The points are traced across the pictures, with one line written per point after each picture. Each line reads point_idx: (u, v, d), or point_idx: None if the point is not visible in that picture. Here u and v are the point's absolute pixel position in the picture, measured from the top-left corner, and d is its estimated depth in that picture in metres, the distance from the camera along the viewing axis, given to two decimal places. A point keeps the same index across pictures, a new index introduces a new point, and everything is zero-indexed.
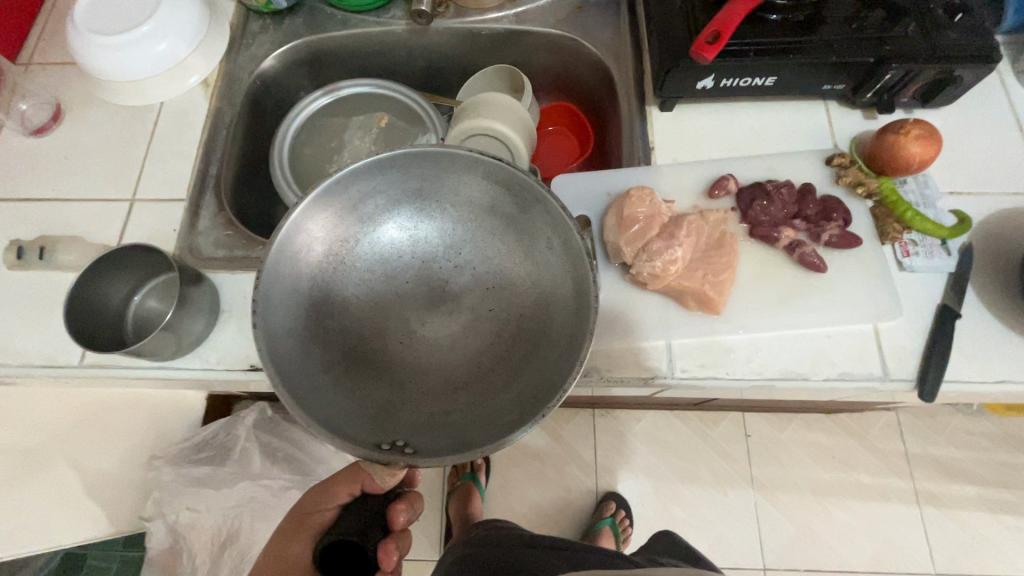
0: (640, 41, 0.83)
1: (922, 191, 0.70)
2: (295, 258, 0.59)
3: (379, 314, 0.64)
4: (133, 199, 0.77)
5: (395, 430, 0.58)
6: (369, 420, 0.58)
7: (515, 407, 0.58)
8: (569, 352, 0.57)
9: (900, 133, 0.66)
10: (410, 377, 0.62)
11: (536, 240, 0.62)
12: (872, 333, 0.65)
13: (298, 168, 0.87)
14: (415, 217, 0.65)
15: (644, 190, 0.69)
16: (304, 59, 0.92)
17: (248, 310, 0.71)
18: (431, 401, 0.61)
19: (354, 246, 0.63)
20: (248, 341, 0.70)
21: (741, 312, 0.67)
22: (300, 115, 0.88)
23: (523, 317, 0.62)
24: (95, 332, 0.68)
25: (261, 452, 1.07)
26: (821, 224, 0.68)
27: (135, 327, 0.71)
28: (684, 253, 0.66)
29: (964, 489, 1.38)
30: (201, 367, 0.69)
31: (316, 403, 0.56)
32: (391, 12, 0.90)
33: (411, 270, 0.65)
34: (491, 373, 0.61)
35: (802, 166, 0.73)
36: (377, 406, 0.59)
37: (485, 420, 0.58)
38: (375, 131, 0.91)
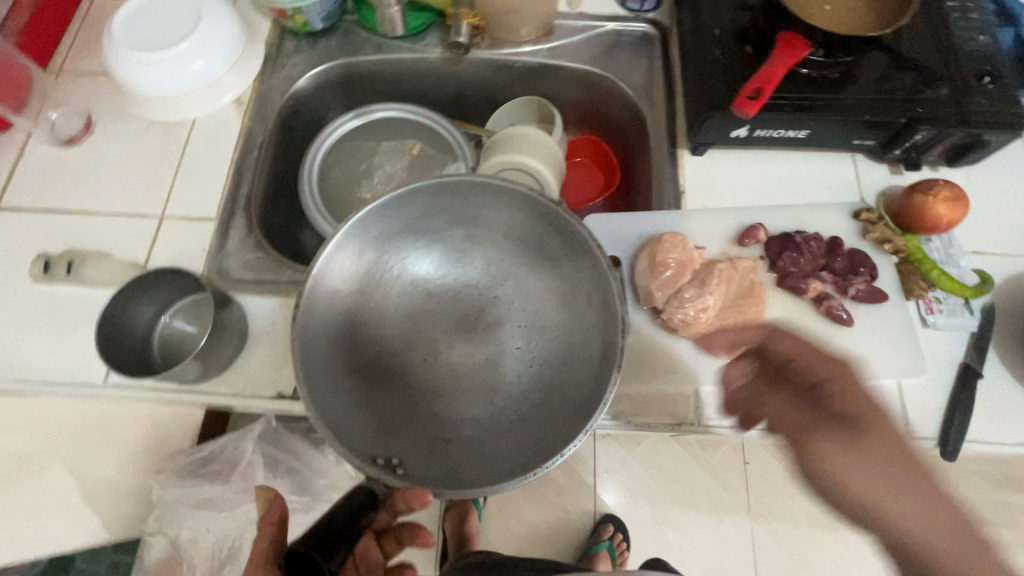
0: (673, 83, 0.85)
1: (946, 250, 0.71)
2: (344, 259, 0.59)
3: (410, 334, 0.64)
4: (162, 215, 0.77)
5: (396, 446, 0.57)
6: (373, 432, 0.57)
7: (518, 459, 0.57)
8: (581, 414, 0.56)
9: (929, 195, 0.68)
10: (426, 403, 0.61)
11: (576, 291, 0.61)
12: (895, 389, 0.66)
13: (328, 192, 0.88)
14: (462, 241, 0.64)
15: (677, 236, 0.71)
16: (336, 80, 0.93)
17: (274, 335, 0.71)
18: (438, 426, 0.60)
19: (398, 258, 0.63)
20: (272, 367, 0.70)
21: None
22: (331, 138, 0.88)
23: (547, 365, 0.61)
24: (124, 352, 0.68)
25: (264, 465, 1.04)
26: (848, 278, 0.69)
27: (163, 347, 0.71)
28: (715, 301, 0.67)
29: None
30: (225, 392, 0.68)
31: (328, 404, 0.55)
32: (426, 40, 0.91)
33: (444, 297, 0.65)
34: (502, 416, 0.60)
35: (830, 217, 0.74)
36: (388, 420, 0.59)
37: (483, 460, 0.57)
38: (406, 157, 0.92)
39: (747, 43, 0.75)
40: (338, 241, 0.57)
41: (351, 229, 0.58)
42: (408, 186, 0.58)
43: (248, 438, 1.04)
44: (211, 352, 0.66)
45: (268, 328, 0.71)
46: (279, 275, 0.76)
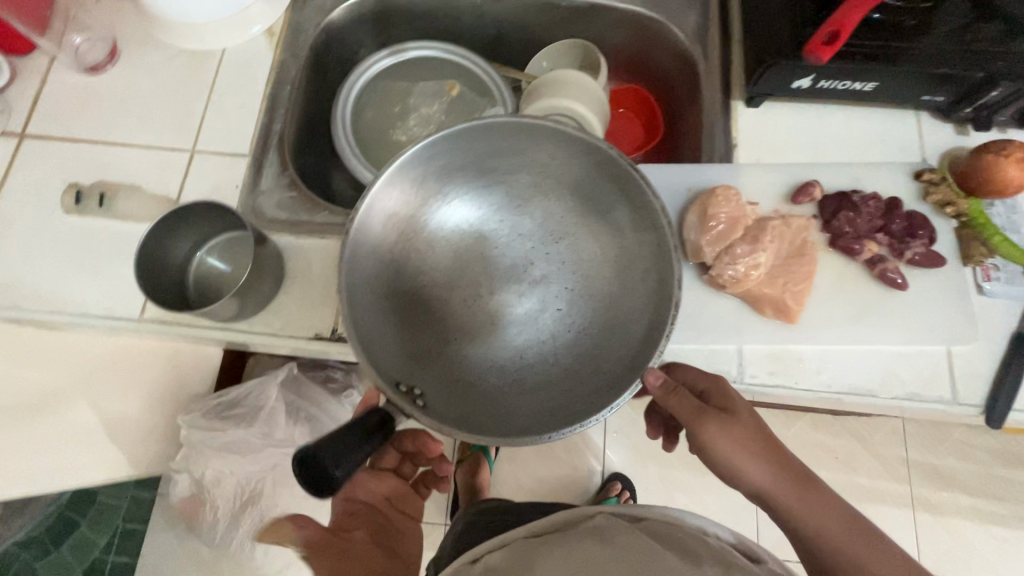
0: (729, 30, 0.80)
1: (1010, 216, 0.68)
2: (408, 182, 0.58)
3: (454, 277, 0.62)
4: (192, 149, 0.75)
5: (420, 378, 0.58)
6: (402, 358, 0.58)
7: (540, 419, 0.57)
8: (616, 386, 0.56)
9: (1002, 155, 0.64)
10: (461, 348, 0.61)
11: (632, 264, 0.59)
12: (944, 356, 0.64)
13: (362, 133, 0.85)
14: (526, 187, 0.62)
15: (729, 190, 0.68)
16: (371, 14, 0.88)
17: (310, 277, 0.70)
18: (464, 368, 0.60)
19: (458, 190, 0.61)
20: (309, 309, 0.69)
21: (815, 323, 0.66)
22: (365, 75, 0.84)
23: (587, 332, 0.60)
24: (159, 286, 0.66)
25: (286, 412, 1.02)
26: (906, 241, 0.66)
27: (196, 284, 0.70)
28: (767, 259, 0.65)
29: (958, 498, 1.38)
30: (261, 331, 0.68)
31: (365, 321, 0.56)
32: None
33: (489, 246, 0.63)
34: (531, 372, 0.60)
35: (889, 178, 0.71)
36: (422, 352, 0.59)
37: (502, 412, 0.58)
38: (444, 99, 0.88)
39: None
40: (404, 160, 0.57)
41: (420, 151, 0.57)
42: (485, 121, 0.57)
43: (273, 384, 1.02)
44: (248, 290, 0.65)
45: (304, 270, 0.70)
46: (314, 216, 0.74)
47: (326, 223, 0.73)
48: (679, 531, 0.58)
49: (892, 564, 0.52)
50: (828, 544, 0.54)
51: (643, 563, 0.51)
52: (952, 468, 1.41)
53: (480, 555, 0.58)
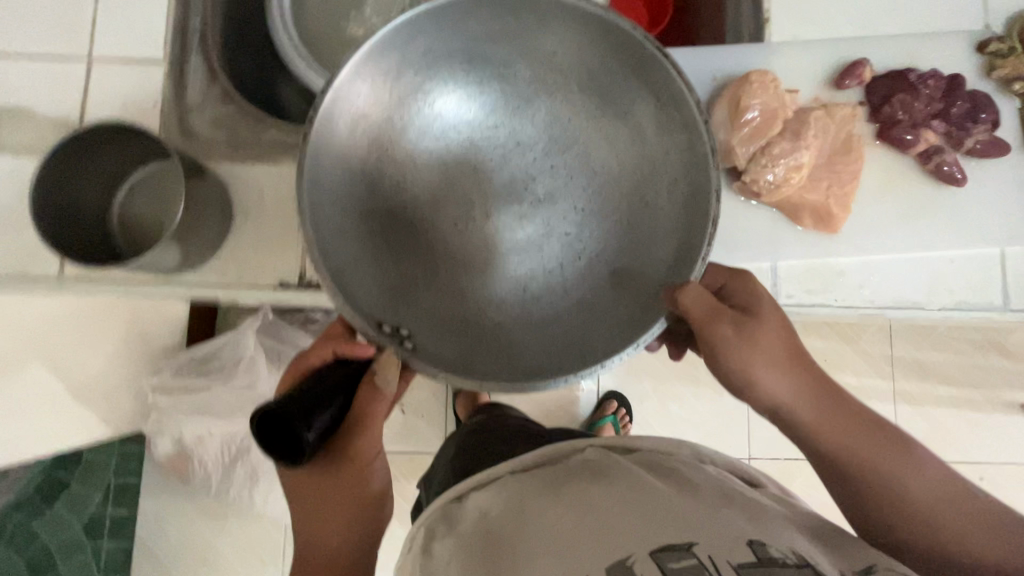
0: None
1: None
2: (383, 62, 0.44)
3: (439, 197, 0.48)
4: (90, 57, 0.58)
5: (403, 317, 0.45)
6: (379, 293, 0.45)
7: (551, 363, 0.44)
8: (640, 322, 0.45)
9: None
10: (451, 284, 0.47)
11: (658, 173, 0.46)
12: (996, 258, 0.57)
13: (304, 30, 0.67)
14: (533, 76, 0.48)
15: (766, 75, 0.56)
16: None
17: (266, 212, 0.57)
18: (458, 307, 0.47)
19: (447, 77, 0.47)
20: (269, 251, 0.57)
21: (860, 231, 0.57)
22: None
23: (604, 261, 0.47)
24: (75, 234, 0.54)
25: (266, 361, 0.92)
26: (967, 127, 0.57)
27: (121, 229, 0.58)
28: (810, 158, 0.55)
29: (936, 389, 1.15)
30: (214, 282, 0.56)
31: (333, 243, 0.43)
32: None
33: (482, 160, 0.49)
34: (538, 308, 0.47)
35: (948, 51, 0.59)
36: (407, 287, 0.46)
37: (505, 356, 0.45)
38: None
39: None
40: (377, 41, 0.42)
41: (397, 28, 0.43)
42: None
43: (247, 333, 0.92)
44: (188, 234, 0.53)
45: (256, 206, 0.57)
46: (262, 137, 0.59)
47: (277, 145, 0.59)
48: (682, 464, 0.41)
49: (930, 484, 0.41)
50: (852, 463, 0.42)
51: (648, 508, 0.35)
52: (932, 360, 1.15)
53: (467, 492, 0.43)
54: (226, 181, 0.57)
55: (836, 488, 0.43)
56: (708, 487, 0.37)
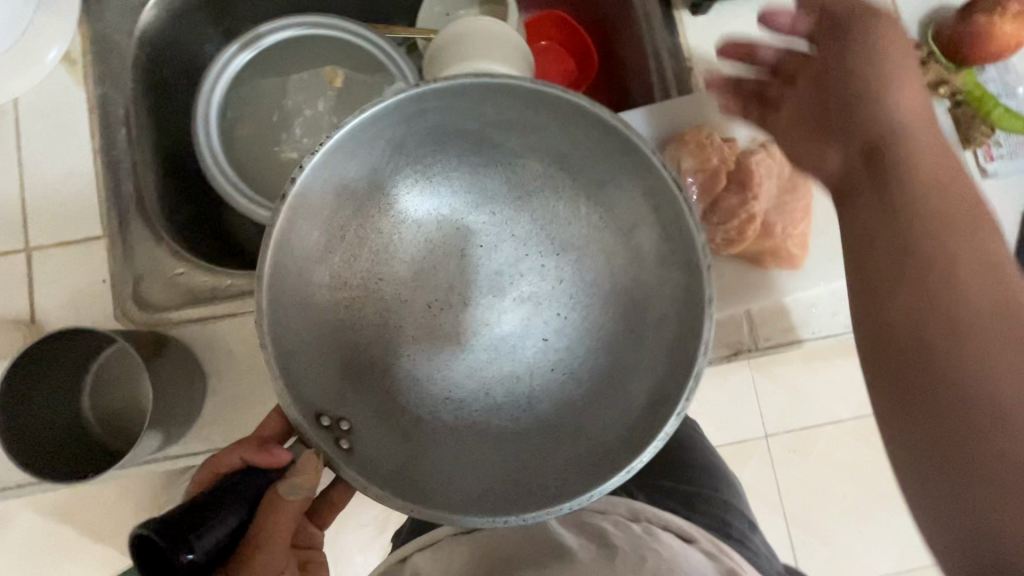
0: None
1: (1002, 80, 0.61)
2: (388, 140, 0.40)
3: (409, 296, 0.44)
4: (28, 247, 0.57)
5: (358, 408, 0.40)
6: (332, 388, 0.40)
7: (501, 490, 0.39)
8: (602, 466, 0.38)
9: (995, 14, 0.55)
10: (412, 396, 0.42)
11: (644, 307, 0.40)
12: None
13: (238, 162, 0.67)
14: (535, 173, 0.42)
15: (702, 132, 0.58)
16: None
17: (239, 365, 0.57)
18: (423, 421, 0.41)
19: (448, 163, 0.43)
20: (248, 403, 0.57)
21: (821, 263, 0.58)
22: (226, 77, 0.66)
23: (575, 382, 0.42)
24: (66, 441, 0.55)
25: None
26: None
27: (111, 416, 0.58)
28: (762, 206, 0.56)
29: None
30: (205, 447, 0.56)
31: (292, 309, 0.39)
32: None
33: (464, 255, 0.44)
34: (498, 421, 0.41)
35: None
36: (369, 381, 0.41)
37: (457, 465, 0.40)
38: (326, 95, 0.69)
39: None
40: (385, 113, 0.38)
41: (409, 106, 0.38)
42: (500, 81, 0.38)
43: None
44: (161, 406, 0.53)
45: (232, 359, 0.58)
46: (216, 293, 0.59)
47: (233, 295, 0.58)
48: (611, 523, 0.50)
49: None
50: None
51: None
52: None
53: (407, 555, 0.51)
54: (193, 343, 0.57)
55: None
56: (626, 550, 0.46)
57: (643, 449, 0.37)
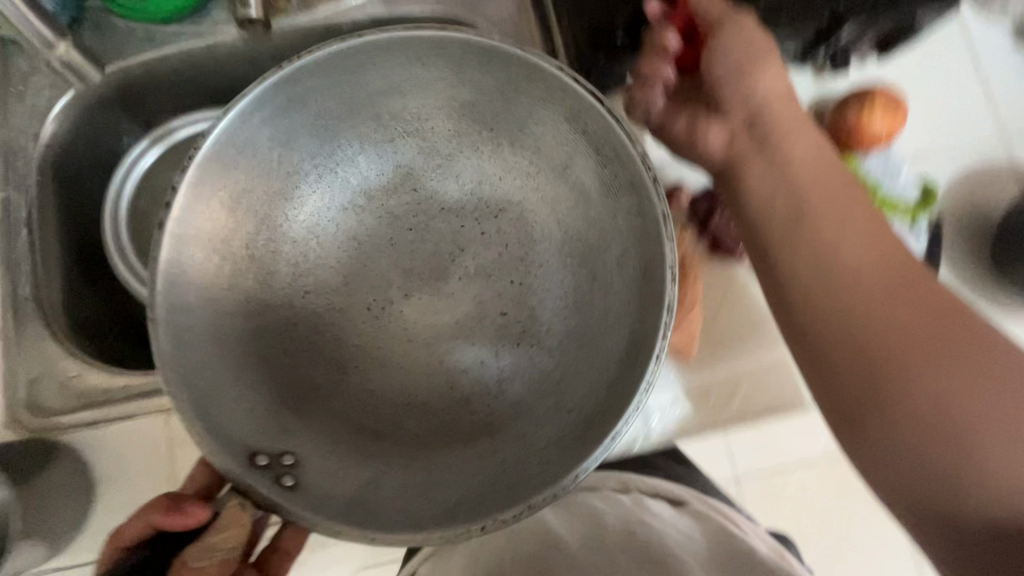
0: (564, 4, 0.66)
1: (886, 164, 0.63)
2: (279, 135, 0.41)
3: (345, 300, 0.45)
4: None
5: (305, 423, 0.41)
6: (263, 416, 0.40)
7: (471, 495, 0.39)
8: (590, 434, 0.39)
9: (858, 110, 0.62)
10: (366, 400, 0.43)
11: (601, 247, 0.41)
12: None
13: (150, 259, 0.66)
14: (447, 141, 0.44)
15: None
16: (110, 96, 0.63)
17: (143, 470, 0.52)
18: (381, 417, 0.43)
19: (358, 144, 0.44)
20: None
21: (710, 350, 0.60)
22: (133, 176, 0.68)
23: (542, 350, 0.43)
24: None
25: None
26: None
27: None
28: None
29: None
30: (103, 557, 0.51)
31: (193, 345, 0.39)
32: (214, 15, 0.62)
33: (394, 238, 0.46)
34: (467, 418, 0.43)
35: None
36: (309, 403, 0.42)
37: (420, 481, 0.40)
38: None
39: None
40: (255, 104, 0.39)
41: (277, 91, 0.39)
42: (380, 37, 0.39)
43: None
44: (40, 518, 0.48)
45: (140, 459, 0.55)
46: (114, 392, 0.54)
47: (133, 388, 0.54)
48: (600, 499, 0.56)
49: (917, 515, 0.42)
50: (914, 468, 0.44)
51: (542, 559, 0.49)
52: None
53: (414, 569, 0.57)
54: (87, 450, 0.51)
55: None
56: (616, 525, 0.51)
57: (626, 413, 0.38)
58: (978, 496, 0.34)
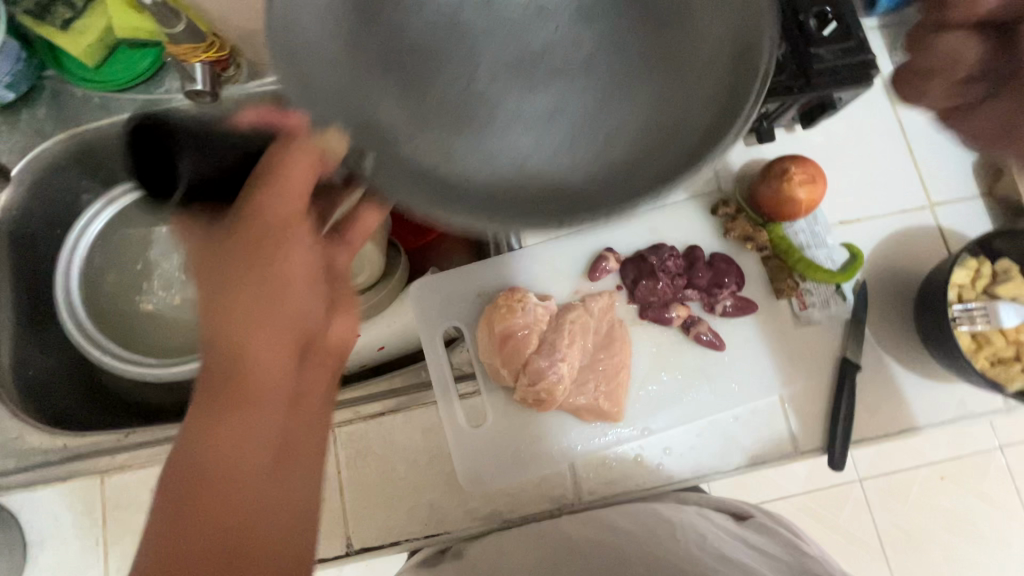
0: None
1: (812, 229, 0.61)
2: None
3: (443, 25, 0.36)
4: None
5: (392, 130, 0.34)
6: (357, 101, 0.34)
7: (551, 191, 0.34)
8: (682, 163, 0.33)
9: (783, 179, 0.57)
10: (468, 115, 0.35)
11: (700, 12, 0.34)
12: (779, 405, 0.58)
13: (106, 317, 0.68)
14: None
15: (516, 294, 0.58)
16: (70, 160, 0.67)
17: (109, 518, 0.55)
18: (486, 136, 0.35)
19: None
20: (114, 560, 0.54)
21: (642, 409, 0.57)
22: (90, 236, 0.70)
23: (641, 92, 0.35)
24: None
25: None
26: (714, 293, 0.59)
27: None
28: (570, 368, 0.55)
29: None
30: None
31: (293, 31, 0.33)
32: (166, 84, 0.66)
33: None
34: (566, 137, 0.35)
35: (690, 220, 0.62)
36: (422, 105, 0.35)
37: (505, 172, 0.35)
38: (180, 252, 0.71)
39: None
40: None
41: None
42: None
43: None
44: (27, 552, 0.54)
45: (89, 503, 0.55)
46: (70, 446, 0.56)
47: (92, 438, 0.57)
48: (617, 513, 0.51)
49: None
50: None
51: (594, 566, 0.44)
52: None
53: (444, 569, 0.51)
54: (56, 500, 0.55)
55: None
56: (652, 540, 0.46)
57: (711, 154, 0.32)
58: None
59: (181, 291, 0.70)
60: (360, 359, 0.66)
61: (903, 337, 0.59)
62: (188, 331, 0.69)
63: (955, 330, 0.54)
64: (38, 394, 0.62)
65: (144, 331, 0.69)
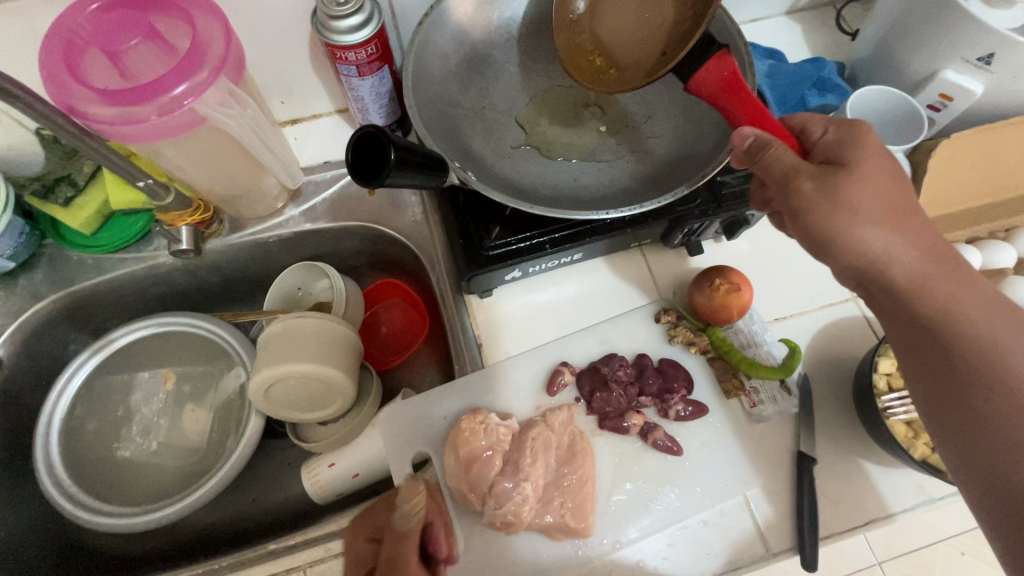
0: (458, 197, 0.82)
1: (750, 328, 0.65)
2: (440, 35, 0.62)
3: (506, 126, 0.63)
4: None
5: (469, 167, 0.58)
6: (455, 153, 0.59)
7: (563, 202, 0.58)
8: (637, 199, 0.58)
9: (713, 292, 0.62)
10: (543, 169, 0.61)
11: (669, 136, 0.62)
12: (743, 507, 0.59)
13: (82, 470, 0.68)
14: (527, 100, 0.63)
15: (477, 416, 0.60)
16: (61, 315, 0.72)
17: None
18: (523, 175, 0.60)
19: (473, 63, 0.64)
20: None
21: (611, 520, 0.58)
22: (70, 391, 0.70)
23: (610, 172, 0.61)
24: None
25: None
26: (666, 399, 0.62)
27: None
28: (534, 488, 0.57)
29: None
30: None
31: (435, 119, 0.60)
32: (155, 242, 0.73)
33: (541, 127, 0.63)
34: (567, 187, 0.60)
35: (636, 331, 0.67)
36: (504, 159, 0.61)
37: (536, 194, 0.58)
38: (160, 397, 0.75)
39: (559, 132, 0.63)
40: (472, 27, 0.63)
41: (471, 26, 0.63)
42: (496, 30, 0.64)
43: None
44: None
45: None
46: None
47: None
48: None
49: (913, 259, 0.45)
50: (919, 292, 0.44)
51: None
52: None
53: None
54: None
55: (920, 345, 0.45)
56: None
57: (660, 199, 0.56)
58: (849, 247, 0.45)
59: (160, 437, 0.73)
60: (338, 488, 0.69)
61: (850, 427, 0.62)
62: (166, 475, 0.71)
63: (889, 418, 0.57)
64: (5, 559, 0.63)
65: (123, 481, 0.70)
